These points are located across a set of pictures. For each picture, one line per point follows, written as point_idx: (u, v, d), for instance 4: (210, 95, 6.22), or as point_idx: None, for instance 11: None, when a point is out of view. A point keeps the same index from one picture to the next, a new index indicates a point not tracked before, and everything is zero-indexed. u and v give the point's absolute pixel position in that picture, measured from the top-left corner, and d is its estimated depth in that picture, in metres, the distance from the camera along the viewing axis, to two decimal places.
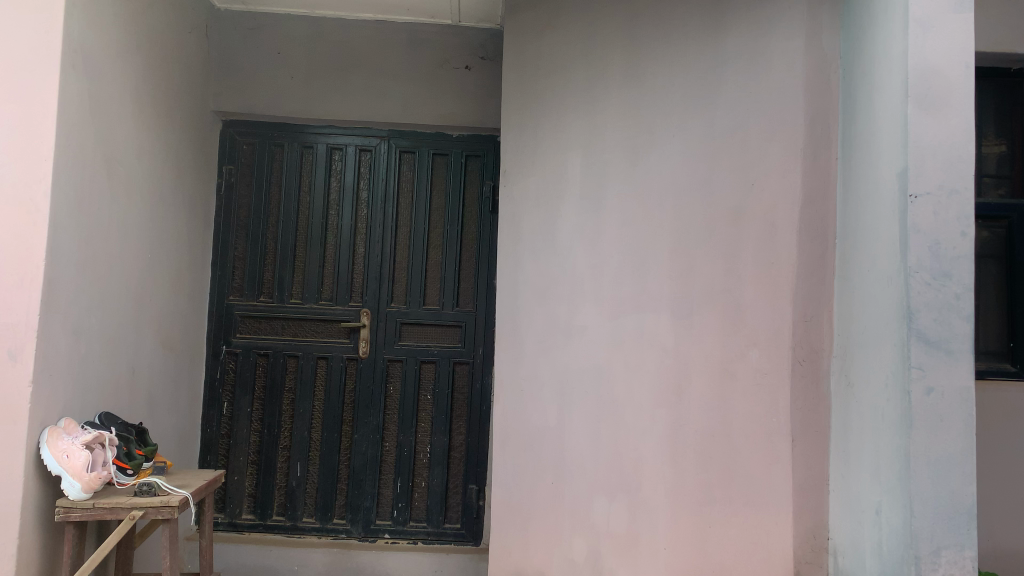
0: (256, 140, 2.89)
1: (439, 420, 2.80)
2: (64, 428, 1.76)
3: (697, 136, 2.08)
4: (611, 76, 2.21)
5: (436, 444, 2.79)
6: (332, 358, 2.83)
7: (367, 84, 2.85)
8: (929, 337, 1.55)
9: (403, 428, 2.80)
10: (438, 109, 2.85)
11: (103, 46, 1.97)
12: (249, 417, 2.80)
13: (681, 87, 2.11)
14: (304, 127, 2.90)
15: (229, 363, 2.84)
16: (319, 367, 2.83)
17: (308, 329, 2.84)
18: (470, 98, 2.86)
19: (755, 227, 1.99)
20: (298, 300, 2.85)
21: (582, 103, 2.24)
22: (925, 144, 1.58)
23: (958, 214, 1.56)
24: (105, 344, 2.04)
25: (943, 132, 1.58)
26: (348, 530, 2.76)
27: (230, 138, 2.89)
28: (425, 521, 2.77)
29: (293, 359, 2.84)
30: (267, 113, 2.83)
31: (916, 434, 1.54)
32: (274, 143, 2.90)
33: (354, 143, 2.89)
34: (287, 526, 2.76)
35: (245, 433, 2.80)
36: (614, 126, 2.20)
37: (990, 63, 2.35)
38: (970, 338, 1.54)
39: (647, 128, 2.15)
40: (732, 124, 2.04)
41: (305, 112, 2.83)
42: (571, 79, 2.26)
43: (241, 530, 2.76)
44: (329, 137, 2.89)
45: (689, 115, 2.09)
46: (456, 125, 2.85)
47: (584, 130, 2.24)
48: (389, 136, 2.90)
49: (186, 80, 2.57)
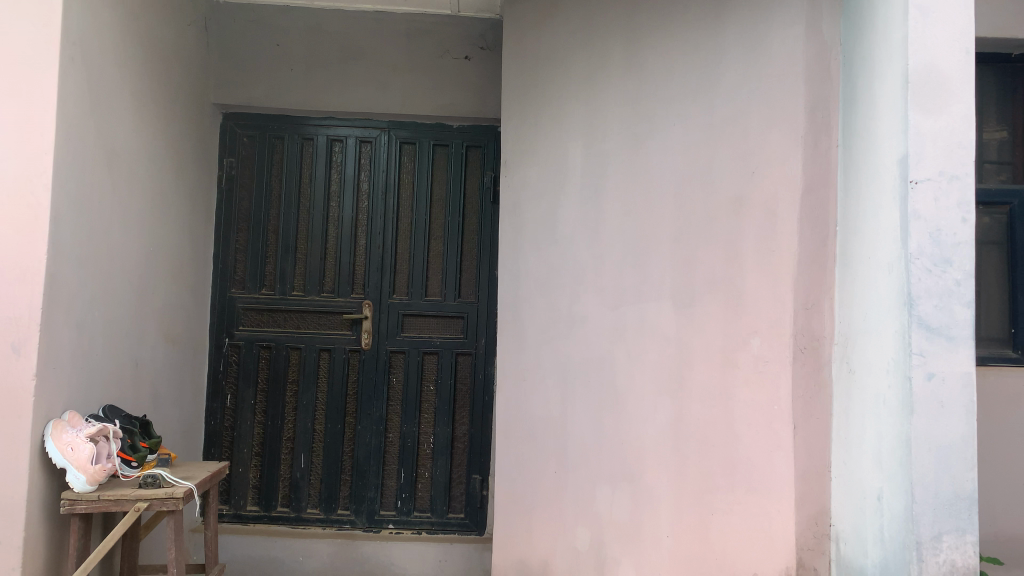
0: (256, 132, 2.89)
1: (442, 411, 2.81)
2: (68, 421, 1.77)
3: (697, 124, 2.07)
4: (611, 64, 2.21)
5: (439, 434, 2.80)
6: (334, 350, 2.83)
7: (367, 76, 2.84)
8: (930, 323, 1.55)
9: (406, 419, 2.81)
10: (438, 100, 2.84)
11: (103, 38, 1.97)
12: (252, 409, 2.81)
13: (681, 75, 2.11)
14: (303, 119, 2.90)
15: (232, 355, 2.85)
16: (321, 360, 2.84)
17: (310, 321, 2.85)
18: (470, 90, 2.85)
19: (756, 215, 1.99)
20: (300, 293, 2.86)
21: (582, 92, 2.24)
22: (926, 130, 1.58)
23: (958, 201, 1.56)
24: (108, 338, 2.05)
25: (943, 119, 1.58)
26: (352, 521, 2.77)
27: (230, 130, 2.89)
28: (429, 511, 2.79)
29: (296, 351, 2.85)
30: (267, 106, 2.83)
31: (918, 420, 1.54)
32: (274, 135, 2.90)
33: (355, 134, 2.89)
34: (291, 517, 2.77)
35: (249, 425, 2.81)
36: (614, 115, 2.19)
37: (991, 49, 2.34)
38: (970, 324, 1.54)
39: (647, 117, 2.14)
40: (732, 112, 2.03)
41: (305, 104, 2.83)
42: (571, 68, 2.26)
43: (246, 521, 2.78)
44: (329, 128, 2.89)
45: (689, 104, 2.09)
46: (456, 116, 2.85)
47: (584, 119, 2.24)
48: (389, 127, 2.90)
49: (185, 73, 2.57)
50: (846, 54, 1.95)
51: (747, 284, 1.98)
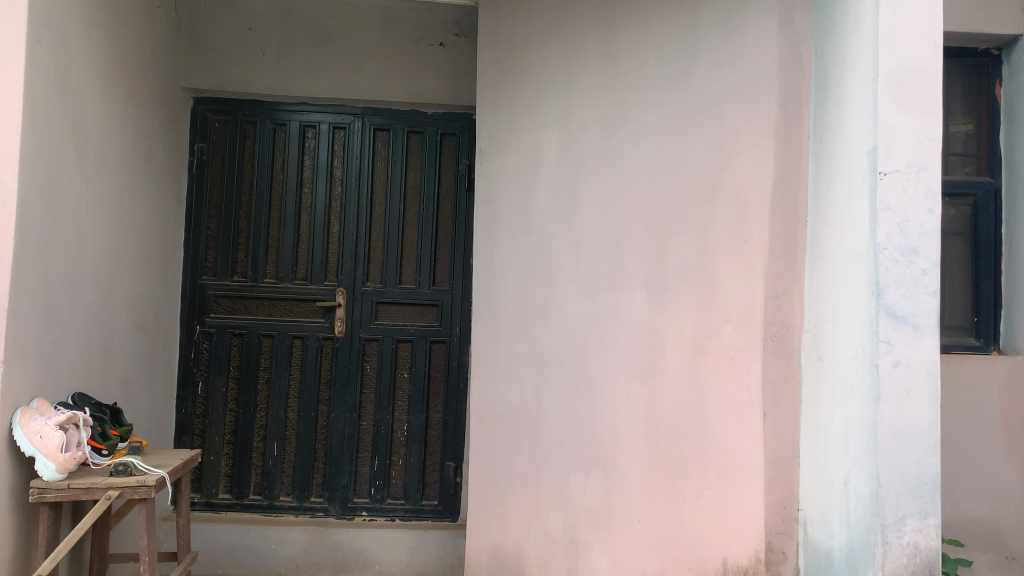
0: (228, 117, 2.86)
1: (416, 399, 2.81)
2: (36, 409, 1.74)
3: (671, 114, 2.09)
4: (586, 52, 2.21)
5: (413, 421, 2.80)
6: (307, 337, 2.82)
7: (341, 61, 2.82)
8: (896, 312, 1.58)
9: (379, 407, 2.80)
10: (412, 87, 2.83)
11: (70, 18, 1.93)
12: (224, 397, 2.80)
13: (656, 64, 2.12)
14: (276, 105, 2.87)
15: (203, 342, 2.82)
16: (294, 348, 2.83)
17: (284, 309, 2.83)
18: (445, 76, 2.84)
19: (726, 207, 2.03)
20: (273, 280, 2.84)
21: (557, 81, 2.24)
22: (895, 122, 1.60)
23: (925, 192, 1.59)
24: (76, 325, 2.02)
25: (912, 111, 1.61)
26: (326, 508, 2.77)
27: (201, 115, 2.85)
28: (403, 498, 2.79)
29: (268, 338, 2.83)
30: (239, 91, 2.79)
31: (884, 406, 1.57)
32: (246, 120, 2.86)
33: (328, 120, 2.87)
34: (264, 505, 2.76)
35: (221, 413, 2.79)
36: (589, 103, 2.19)
37: (958, 44, 2.38)
38: (935, 313, 1.58)
39: (622, 106, 2.15)
40: (706, 103, 2.06)
41: (277, 89, 2.80)
42: (546, 57, 2.26)
43: (217, 509, 2.76)
44: (302, 114, 2.87)
45: (663, 92, 2.10)
46: (431, 102, 2.84)
47: (559, 107, 2.23)
48: (362, 113, 2.88)
49: (155, 55, 2.53)
50: (820, 45, 1.97)
51: (718, 272, 2.02)
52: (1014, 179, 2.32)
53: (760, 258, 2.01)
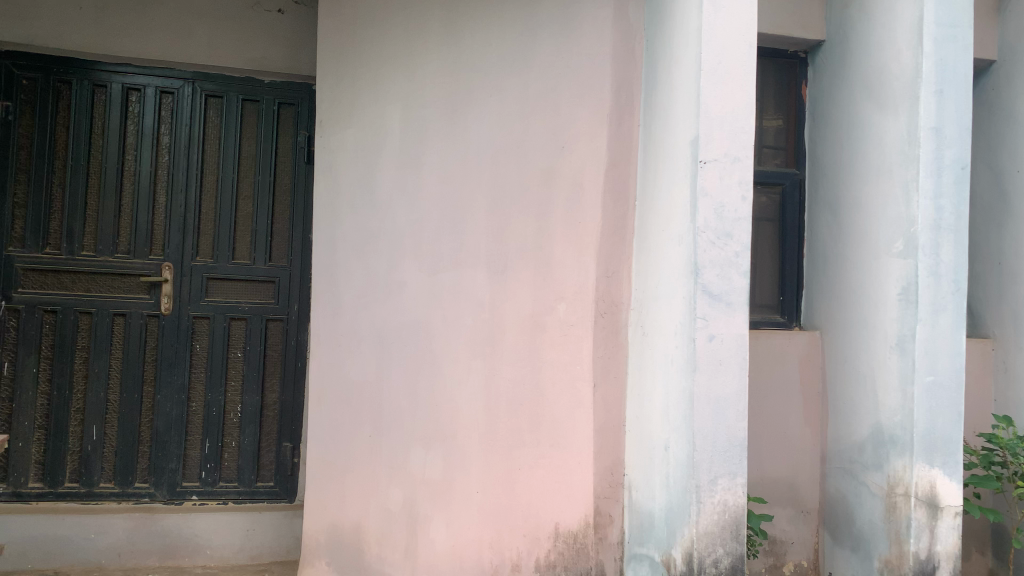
0: (38, 74, 2.62)
1: (251, 378, 2.72)
2: None
3: (513, 96, 2.14)
4: (429, 30, 2.21)
5: (248, 401, 2.71)
6: (130, 315, 2.65)
7: (168, 23, 2.67)
8: (712, 290, 1.71)
9: (211, 387, 2.69)
10: (248, 53, 2.71)
11: None
12: (35, 379, 2.58)
13: (499, 47, 2.15)
14: (94, 64, 2.65)
15: (10, 320, 2.59)
16: (116, 326, 2.65)
17: (103, 284, 2.65)
18: (282, 43, 2.74)
19: (564, 186, 2.10)
20: (90, 253, 2.64)
21: (400, 57, 2.23)
22: (715, 114, 1.73)
23: (739, 179, 1.74)
24: None
25: (730, 104, 1.74)
26: (151, 494, 2.63)
27: (6, 71, 2.60)
28: (236, 481, 2.69)
29: (85, 316, 2.63)
30: (52, 47, 2.59)
31: (700, 377, 1.70)
32: (59, 79, 2.63)
33: (154, 83, 2.69)
34: (81, 493, 2.59)
35: (31, 396, 2.58)
36: (433, 81, 2.19)
37: (772, 46, 2.59)
38: (744, 292, 1.74)
39: (466, 85, 2.17)
40: (545, 87, 2.12)
41: (96, 48, 2.61)
42: (389, 32, 2.24)
43: (27, 500, 2.56)
44: (124, 76, 2.67)
45: (505, 74, 2.14)
46: (267, 71, 2.73)
47: (403, 84, 2.22)
48: (193, 78, 2.71)
49: None
50: (648, 38, 2.08)
51: (554, 251, 2.09)
52: (814, 170, 2.54)
53: (593, 241, 2.09)
